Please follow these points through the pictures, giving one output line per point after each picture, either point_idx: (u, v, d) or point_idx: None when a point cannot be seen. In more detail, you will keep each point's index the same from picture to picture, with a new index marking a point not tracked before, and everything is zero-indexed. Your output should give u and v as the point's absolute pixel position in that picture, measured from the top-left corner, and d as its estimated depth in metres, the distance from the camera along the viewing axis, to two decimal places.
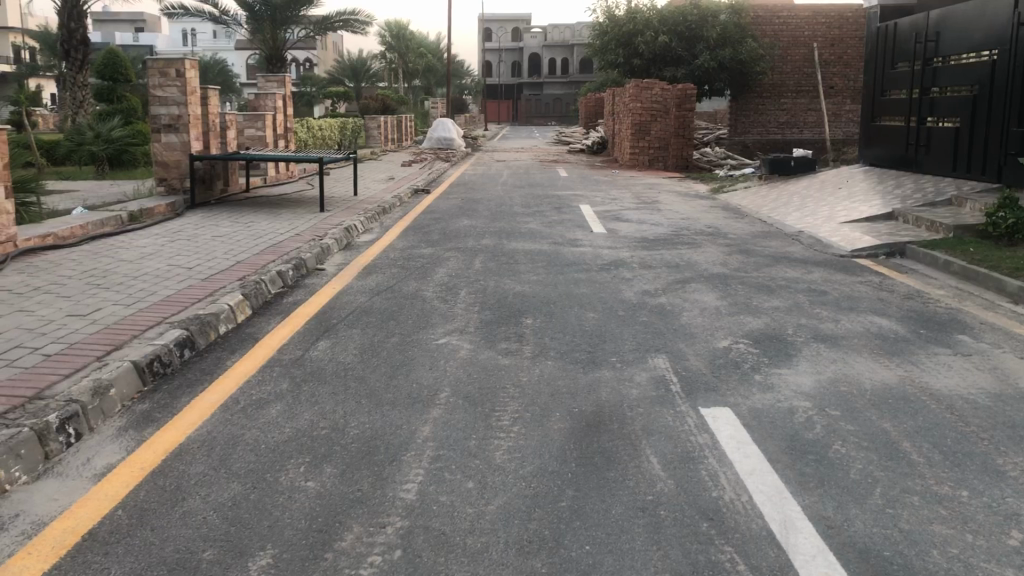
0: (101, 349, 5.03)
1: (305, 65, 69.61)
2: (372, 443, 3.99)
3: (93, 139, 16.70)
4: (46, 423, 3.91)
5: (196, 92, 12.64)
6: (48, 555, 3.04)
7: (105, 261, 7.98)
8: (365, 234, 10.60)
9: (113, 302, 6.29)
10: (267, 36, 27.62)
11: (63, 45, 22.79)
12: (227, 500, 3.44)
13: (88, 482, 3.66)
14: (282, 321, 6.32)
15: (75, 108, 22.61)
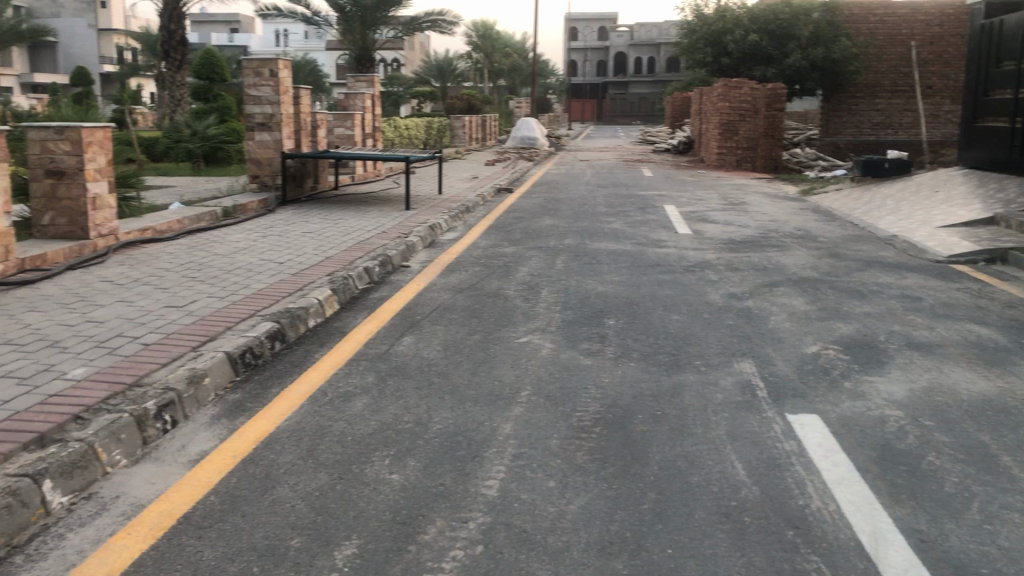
0: (196, 340, 5.21)
1: (393, 65, 70.59)
2: (455, 439, 4.03)
3: (191, 137, 17.32)
4: (145, 409, 4.09)
5: (289, 91, 12.96)
6: (146, 535, 3.17)
7: (200, 255, 8.27)
8: (449, 232, 10.71)
9: (207, 294, 6.51)
10: (357, 37, 28.11)
11: (164, 46, 23.69)
12: (314, 490, 3.52)
13: (183, 467, 3.80)
14: (367, 316, 6.44)
15: (173, 106, 23.49)
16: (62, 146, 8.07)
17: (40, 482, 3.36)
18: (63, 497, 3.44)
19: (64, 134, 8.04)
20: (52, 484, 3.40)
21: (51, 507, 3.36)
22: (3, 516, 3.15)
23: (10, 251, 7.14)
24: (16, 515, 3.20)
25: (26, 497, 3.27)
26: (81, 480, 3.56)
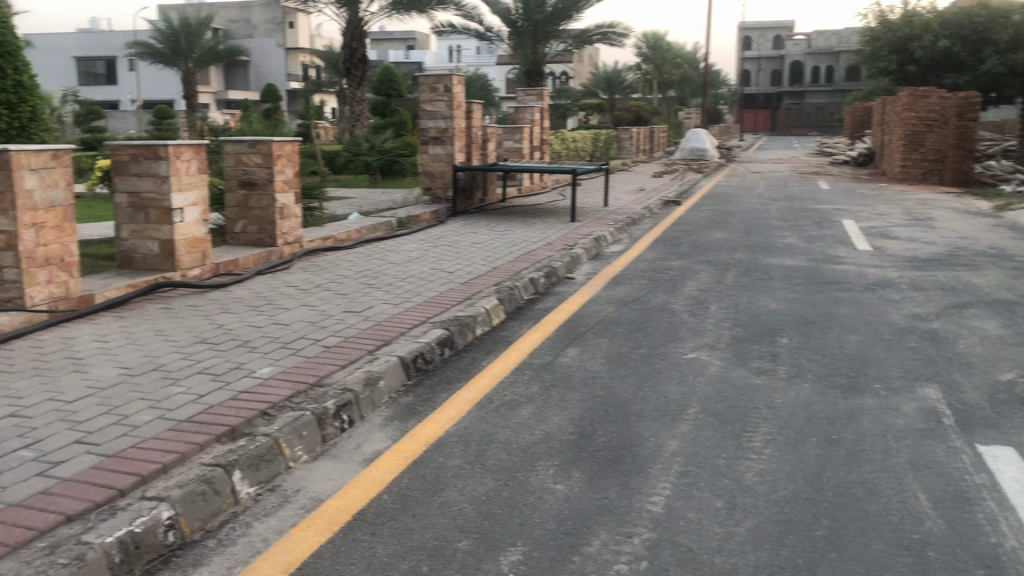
0: (372, 344, 5.45)
1: (562, 78, 71.16)
2: (620, 453, 4.02)
3: (369, 150, 18.15)
4: (325, 408, 4.31)
5: (462, 106, 13.36)
6: (324, 529, 3.34)
7: (376, 263, 8.63)
8: (615, 245, 10.69)
9: (382, 301, 6.78)
10: (528, 51, 28.49)
11: (346, 64, 24.89)
12: (482, 495, 3.60)
13: (359, 465, 3.98)
14: (533, 327, 6.53)
15: (353, 121, 24.75)
16: (254, 159, 8.67)
17: (230, 473, 3.60)
18: (250, 488, 3.68)
19: (257, 148, 8.63)
20: (241, 475, 3.64)
21: (239, 496, 3.60)
22: (199, 502, 3.40)
23: (206, 257, 7.72)
24: (210, 501, 3.44)
25: (218, 486, 3.51)
26: (267, 472, 3.79)
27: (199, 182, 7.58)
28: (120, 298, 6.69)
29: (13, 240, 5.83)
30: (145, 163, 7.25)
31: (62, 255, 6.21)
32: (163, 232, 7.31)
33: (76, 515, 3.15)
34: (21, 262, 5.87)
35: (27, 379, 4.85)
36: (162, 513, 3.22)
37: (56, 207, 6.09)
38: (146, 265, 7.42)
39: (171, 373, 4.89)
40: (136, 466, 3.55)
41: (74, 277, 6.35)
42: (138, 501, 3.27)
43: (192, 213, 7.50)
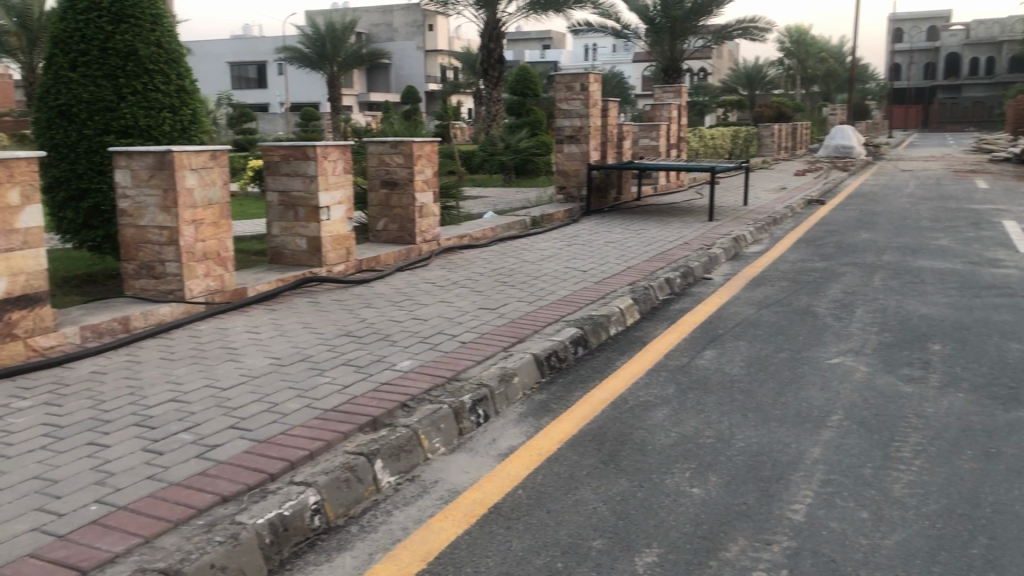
0: (507, 341, 5.52)
1: (699, 75, 70.00)
2: (759, 458, 3.93)
3: (504, 149, 18.39)
4: (461, 402, 4.40)
5: (598, 104, 13.34)
6: (461, 520, 3.41)
7: (512, 261, 8.74)
8: (755, 245, 10.43)
9: (518, 299, 6.85)
10: (666, 48, 28.14)
11: (483, 65, 25.24)
12: (617, 495, 3.59)
13: (494, 459, 4.04)
14: (670, 327, 6.45)
15: (489, 121, 25.12)
16: (396, 159, 8.92)
17: (373, 461, 3.73)
18: (391, 477, 3.79)
19: (398, 148, 8.88)
20: (382, 464, 3.77)
21: (381, 484, 3.72)
22: (343, 488, 3.53)
23: (351, 254, 8.01)
24: (353, 488, 3.58)
25: (361, 474, 3.64)
26: (406, 463, 3.90)
27: (345, 182, 7.87)
28: (270, 292, 7.03)
29: (174, 236, 6.22)
30: (295, 163, 7.57)
31: (218, 250, 6.58)
32: (311, 230, 7.63)
33: (231, 496, 3.34)
34: (182, 256, 6.24)
35: (187, 366, 5.17)
36: (309, 497, 3.36)
37: (214, 205, 6.46)
38: (295, 260, 7.77)
39: (317, 364, 5.11)
40: (286, 452, 3.72)
41: (229, 271, 6.72)
42: (287, 485, 3.43)
43: (337, 212, 7.79)
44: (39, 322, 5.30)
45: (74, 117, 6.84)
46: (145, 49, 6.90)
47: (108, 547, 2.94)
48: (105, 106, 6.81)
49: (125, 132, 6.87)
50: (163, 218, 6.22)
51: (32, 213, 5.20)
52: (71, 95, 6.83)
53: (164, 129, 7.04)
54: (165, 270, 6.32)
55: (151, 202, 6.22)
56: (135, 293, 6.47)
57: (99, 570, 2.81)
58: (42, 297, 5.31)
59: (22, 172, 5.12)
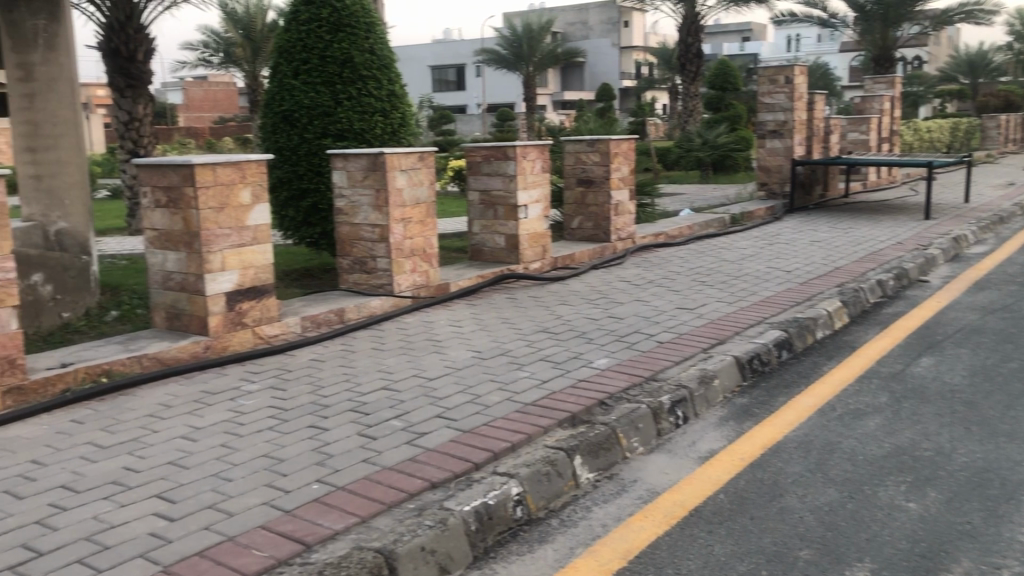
0: (706, 342, 5.43)
1: (914, 63, 65.66)
2: (985, 476, 3.65)
3: (701, 145, 18.07)
4: (660, 402, 4.38)
5: (803, 97, 12.81)
6: (661, 521, 3.40)
7: (710, 260, 8.57)
8: (978, 245, 9.68)
9: (716, 299, 6.72)
10: (877, 36, 26.57)
11: (680, 60, 24.82)
12: (825, 505, 3.46)
13: (694, 462, 3.99)
14: (882, 332, 6.11)
15: (686, 117, 24.73)
16: (593, 157, 8.97)
17: (572, 457, 3.79)
18: (590, 474, 3.84)
19: (596, 147, 8.92)
20: (581, 461, 3.81)
21: (580, 480, 3.77)
22: (544, 481, 3.61)
23: (547, 251, 8.14)
24: (554, 482, 3.64)
25: (561, 468, 3.71)
26: (605, 460, 3.93)
27: (543, 180, 8.01)
28: (470, 287, 7.27)
29: (385, 233, 6.56)
30: (496, 163, 7.78)
31: (424, 247, 6.88)
32: (510, 228, 7.81)
33: (438, 482, 3.49)
34: (390, 252, 6.57)
35: (396, 357, 5.45)
36: (512, 488, 3.46)
37: (421, 204, 6.76)
38: (494, 257, 7.99)
39: (517, 359, 5.24)
40: (489, 443, 3.85)
41: (433, 267, 7.01)
42: (491, 475, 3.55)
43: (535, 210, 7.94)
44: (265, 312, 5.75)
45: (296, 121, 7.37)
46: (359, 57, 7.32)
47: (329, 524, 3.15)
48: (323, 111, 7.27)
49: (341, 135, 7.31)
50: (375, 216, 6.57)
51: (261, 211, 5.64)
52: (294, 101, 7.37)
53: (375, 131, 7.42)
54: (375, 266, 6.68)
55: (365, 201, 6.59)
56: (348, 286, 6.88)
57: (322, 545, 3.02)
58: (268, 289, 5.75)
59: (253, 174, 5.56)
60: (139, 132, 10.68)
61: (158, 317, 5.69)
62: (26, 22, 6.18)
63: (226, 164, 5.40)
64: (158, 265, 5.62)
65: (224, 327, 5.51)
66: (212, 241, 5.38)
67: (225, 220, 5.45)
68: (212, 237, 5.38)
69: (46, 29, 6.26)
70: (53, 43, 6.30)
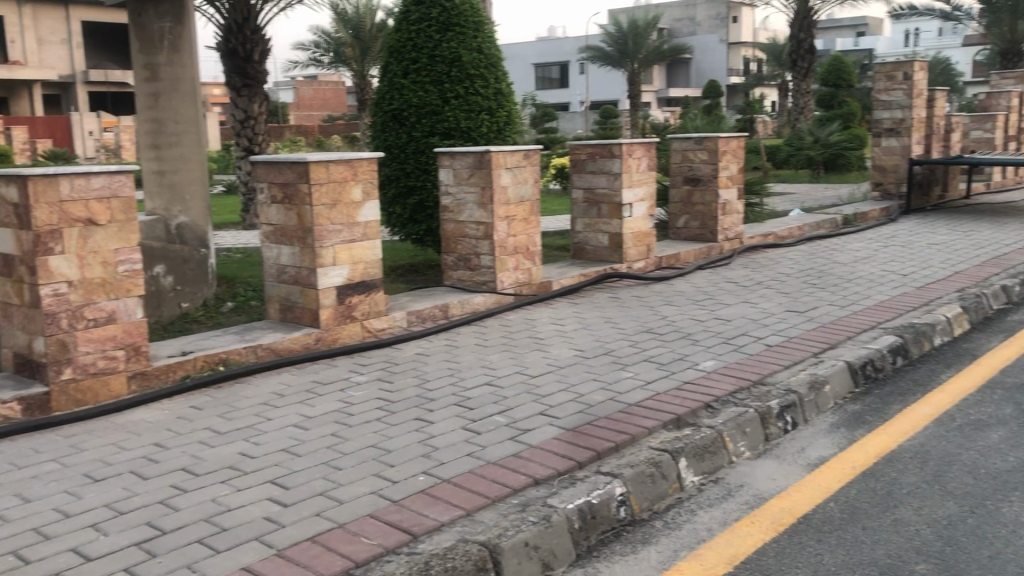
0: (817, 346, 5.28)
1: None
2: None
3: (813, 144, 17.59)
4: (768, 407, 4.29)
5: (923, 94, 12.32)
6: (768, 527, 3.33)
7: (820, 262, 8.34)
8: None
9: (827, 302, 6.54)
10: (1005, 28, 25.23)
11: (791, 56, 24.15)
12: (943, 518, 3.32)
13: (803, 469, 3.90)
14: (1006, 341, 5.83)
15: (796, 115, 24.11)
16: (701, 155, 8.84)
17: (677, 459, 3.75)
18: (695, 476, 3.79)
19: (703, 145, 8.79)
20: (686, 463, 3.77)
21: (684, 483, 3.73)
22: (648, 483, 3.59)
23: (651, 251, 8.07)
24: (658, 484, 3.62)
25: (666, 470, 3.68)
26: (711, 464, 3.88)
27: (648, 179, 7.94)
28: (573, 286, 7.27)
29: (490, 231, 6.62)
30: (601, 161, 7.74)
31: (527, 245, 6.92)
32: (614, 226, 7.78)
33: (542, 479, 3.51)
34: (494, 250, 6.63)
35: (499, 353, 5.50)
36: (616, 488, 3.45)
37: (525, 202, 6.80)
38: (597, 256, 7.97)
39: (621, 358, 5.21)
40: (593, 442, 3.85)
41: (536, 265, 7.04)
42: (595, 474, 3.55)
43: (640, 209, 7.88)
44: (373, 306, 5.88)
45: (404, 120, 7.51)
46: (467, 56, 7.40)
47: (435, 516, 3.21)
48: (431, 110, 7.39)
49: (448, 133, 7.41)
50: (480, 214, 6.64)
51: (371, 208, 5.78)
52: (403, 100, 7.51)
53: (481, 130, 7.48)
54: (479, 262, 6.75)
55: (471, 199, 6.67)
56: (452, 282, 6.97)
57: (428, 536, 3.08)
58: (377, 284, 5.89)
59: (364, 171, 5.70)
60: (253, 130, 10.98)
61: (272, 309, 5.89)
62: (152, 25, 6.50)
63: (339, 162, 5.55)
64: (273, 259, 5.82)
65: (334, 320, 5.67)
66: (324, 236, 5.54)
67: (338, 216, 5.60)
68: (325, 233, 5.54)
69: (171, 32, 6.57)
70: (177, 45, 6.60)
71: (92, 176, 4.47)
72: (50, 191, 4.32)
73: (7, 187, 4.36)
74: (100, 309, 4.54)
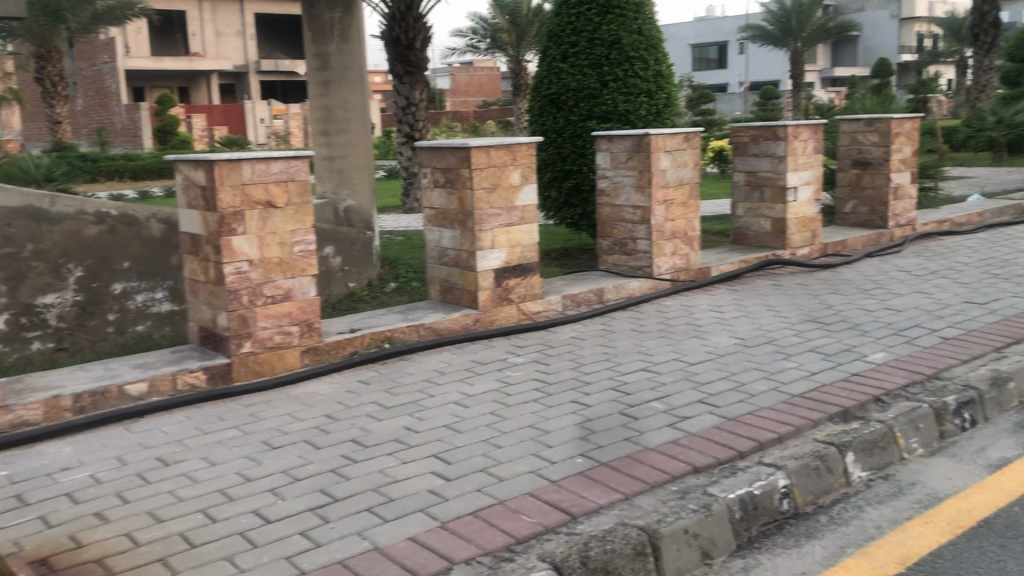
0: (1000, 340, 4.96)
1: None
2: None
3: (995, 124, 16.39)
4: (945, 403, 4.08)
5: None
6: (945, 528, 3.17)
7: (1003, 251, 7.79)
8: None
9: (1011, 294, 6.11)
10: None
11: (973, 30, 22.39)
12: None
13: (983, 470, 3.68)
14: None
15: (976, 94, 22.53)
16: (872, 137, 8.44)
17: (844, 453, 3.62)
18: (863, 472, 3.66)
19: (875, 126, 8.39)
20: (854, 458, 3.65)
21: (851, 478, 3.61)
22: (813, 476, 3.49)
23: (816, 237, 7.77)
24: (823, 478, 3.51)
25: (832, 464, 3.56)
26: (880, 459, 3.73)
27: (814, 162, 7.65)
28: (733, 272, 7.10)
29: (647, 215, 6.57)
30: (764, 143, 7.53)
31: (686, 230, 6.82)
32: (777, 211, 7.54)
33: (702, 467, 3.48)
34: (652, 234, 6.57)
35: (656, 339, 5.46)
36: (779, 480, 3.38)
37: (685, 185, 6.70)
38: (758, 242, 7.75)
39: (784, 348, 5.06)
40: (754, 432, 3.77)
41: (695, 250, 6.93)
42: (757, 465, 3.49)
43: (806, 193, 7.61)
44: (529, 290, 5.96)
45: (562, 104, 7.55)
46: (627, 38, 7.33)
47: (594, 498, 3.24)
48: (589, 93, 7.39)
49: (606, 117, 7.39)
50: (637, 197, 6.60)
51: (529, 191, 5.85)
52: (562, 84, 7.54)
53: (640, 113, 7.40)
54: (636, 247, 6.70)
55: (628, 182, 6.63)
56: (608, 267, 6.95)
57: (587, 518, 3.11)
58: (533, 267, 5.96)
59: (523, 155, 5.77)
60: (415, 116, 11.40)
61: (432, 289, 6.07)
62: (324, 15, 6.85)
63: (499, 147, 5.64)
64: (434, 241, 5.98)
65: (492, 302, 5.79)
66: (484, 220, 5.65)
67: (497, 200, 5.70)
68: (484, 216, 5.65)
69: (341, 22, 6.90)
70: (347, 34, 6.91)
71: (271, 161, 4.73)
72: (234, 174, 4.61)
73: (196, 171, 4.68)
74: (277, 287, 4.82)
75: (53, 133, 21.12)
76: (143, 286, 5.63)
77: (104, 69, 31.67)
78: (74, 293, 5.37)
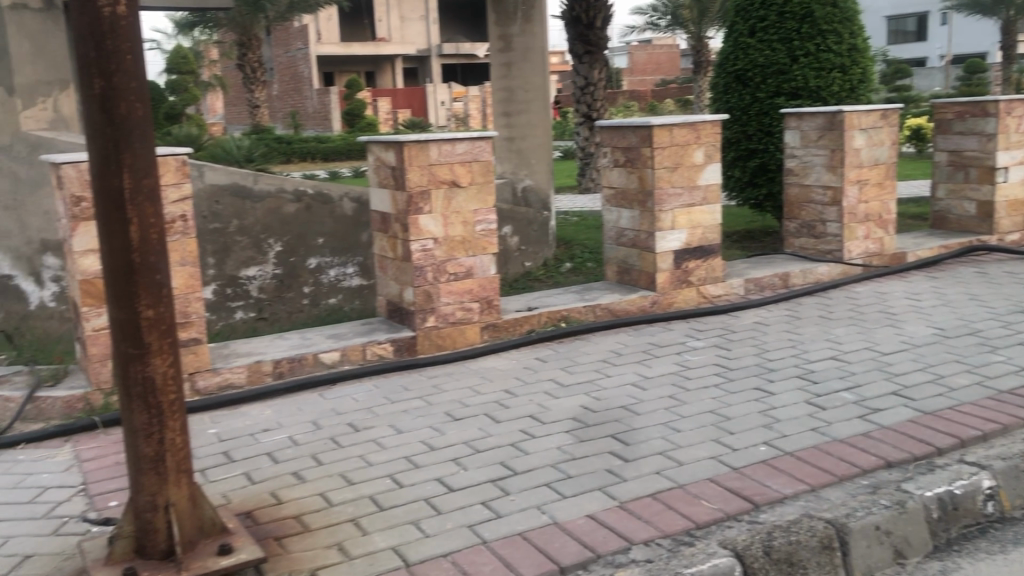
0: None
1: None
2: None
3: None
4: None
5: None
6: None
7: None
8: None
9: None
10: None
11: None
12: None
13: None
14: None
15: None
16: None
17: None
18: None
19: None
20: None
21: None
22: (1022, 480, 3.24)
23: None
24: None
25: None
26: None
27: None
28: (931, 258, 6.66)
29: (839, 196, 6.26)
30: (971, 120, 6.99)
31: (881, 212, 6.45)
32: (984, 193, 6.99)
33: (896, 462, 3.30)
34: (843, 217, 6.26)
35: (846, 327, 5.21)
36: (983, 481, 3.16)
37: (881, 165, 6.34)
38: (961, 226, 7.21)
39: (989, 340, 4.71)
40: (955, 428, 3.54)
41: (890, 234, 6.54)
42: (957, 463, 3.29)
43: (1018, 173, 7.02)
44: (710, 272, 5.84)
45: (749, 81, 7.31)
46: (820, 10, 6.98)
47: (778, 487, 3.14)
48: (778, 69, 7.11)
49: (795, 93, 7.10)
50: (828, 177, 6.29)
51: (712, 170, 5.71)
52: (748, 60, 7.30)
53: (833, 89, 7.05)
54: (825, 230, 6.41)
55: (819, 161, 6.33)
56: (794, 250, 6.70)
57: (770, 507, 3.02)
58: (715, 249, 5.83)
59: (707, 134, 5.63)
60: (593, 95, 11.35)
61: (610, 270, 6.05)
62: None
63: (682, 125, 5.54)
64: (613, 221, 5.95)
65: (671, 283, 5.70)
66: (665, 200, 5.57)
67: (678, 179, 5.60)
68: (665, 196, 5.57)
69: (524, 3, 6.98)
70: (530, 15, 7.01)
71: (456, 142, 4.85)
72: (422, 155, 4.76)
73: (387, 152, 4.87)
74: (460, 264, 4.96)
75: (252, 117, 22.51)
76: (335, 261, 5.94)
77: (299, 55, 33.44)
78: (273, 266, 5.74)
